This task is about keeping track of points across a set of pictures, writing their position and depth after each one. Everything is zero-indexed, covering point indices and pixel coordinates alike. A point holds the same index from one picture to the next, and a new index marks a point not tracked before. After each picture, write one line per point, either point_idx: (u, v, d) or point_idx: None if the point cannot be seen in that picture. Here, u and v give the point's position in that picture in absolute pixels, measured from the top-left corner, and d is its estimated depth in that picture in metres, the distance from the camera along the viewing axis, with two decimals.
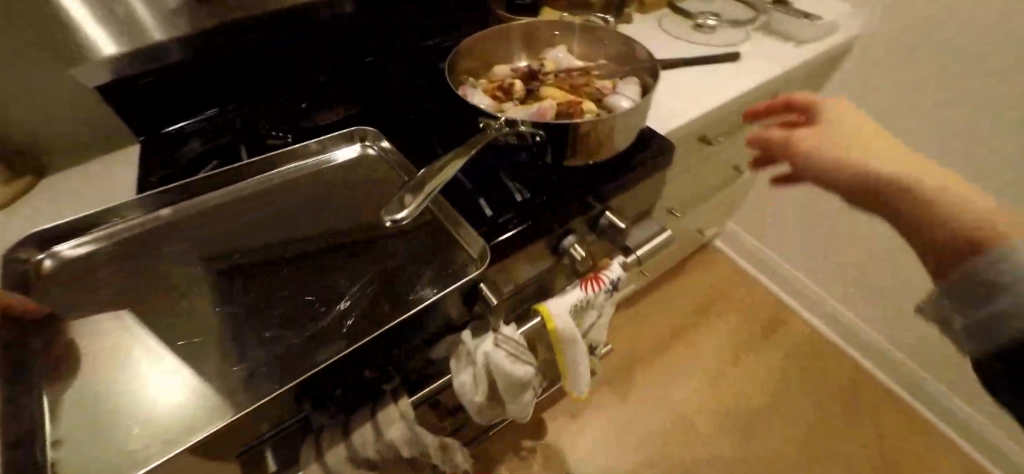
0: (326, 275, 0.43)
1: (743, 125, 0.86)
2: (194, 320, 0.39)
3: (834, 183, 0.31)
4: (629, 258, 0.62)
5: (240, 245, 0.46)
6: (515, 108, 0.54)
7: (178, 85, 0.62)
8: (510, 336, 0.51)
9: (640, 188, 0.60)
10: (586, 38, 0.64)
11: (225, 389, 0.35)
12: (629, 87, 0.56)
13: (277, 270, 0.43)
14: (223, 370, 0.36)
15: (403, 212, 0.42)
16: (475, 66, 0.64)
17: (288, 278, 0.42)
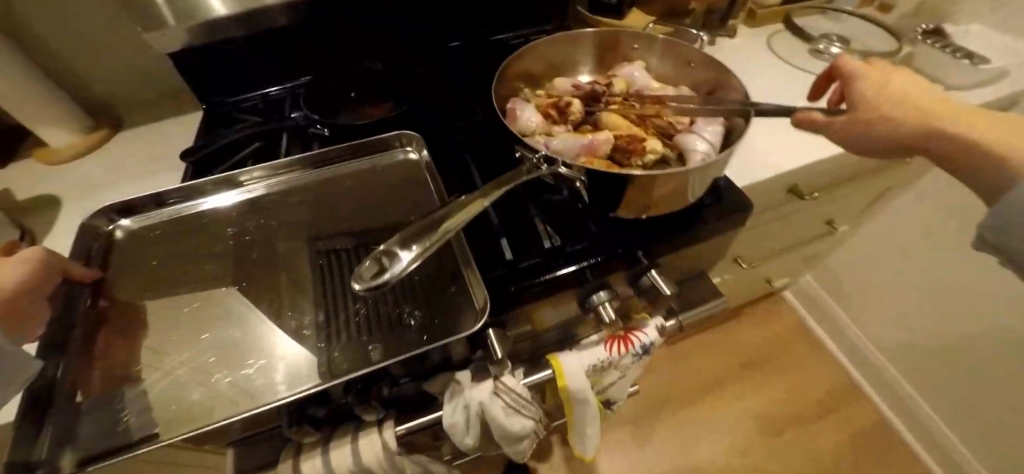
0: (333, 296, 0.41)
1: (848, 182, 0.70)
2: (205, 318, 0.39)
3: (936, 132, 0.37)
4: (668, 322, 0.53)
5: (273, 240, 0.46)
6: (566, 134, 0.47)
7: (238, 57, 0.61)
8: (511, 387, 0.46)
9: (696, 249, 0.50)
10: (671, 58, 0.55)
11: (212, 396, 0.34)
12: (710, 128, 0.47)
13: (289, 279, 0.42)
14: (219, 373, 0.36)
15: (406, 255, 0.31)
16: (537, 75, 0.57)
17: (295, 289, 0.41)
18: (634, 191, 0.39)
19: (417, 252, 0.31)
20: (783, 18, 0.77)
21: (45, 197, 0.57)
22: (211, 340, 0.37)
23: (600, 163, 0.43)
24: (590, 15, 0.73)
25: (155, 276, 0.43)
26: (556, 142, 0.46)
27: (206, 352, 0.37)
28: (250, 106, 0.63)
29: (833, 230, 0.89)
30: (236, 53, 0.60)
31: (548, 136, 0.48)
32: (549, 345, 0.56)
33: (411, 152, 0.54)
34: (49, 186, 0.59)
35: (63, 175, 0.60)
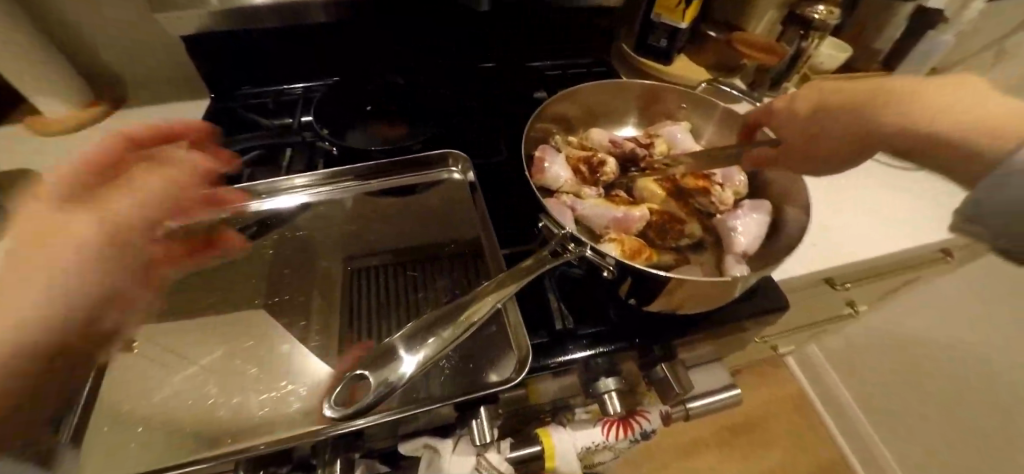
0: (356, 326, 0.38)
1: (880, 274, 0.66)
2: (222, 332, 0.37)
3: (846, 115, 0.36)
4: (674, 410, 0.48)
5: (300, 258, 0.44)
6: (596, 200, 0.42)
7: (260, 50, 0.57)
8: (494, 466, 0.41)
9: (714, 340, 0.47)
10: (720, 123, 0.51)
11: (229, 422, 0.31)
12: (755, 216, 0.42)
13: (308, 302, 0.40)
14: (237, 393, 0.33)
15: (416, 355, 0.29)
16: (574, 119, 0.53)
17: (312, 318, 0.38)
18: (666, 286, 0.35)
19: (423, 354, 0.29)
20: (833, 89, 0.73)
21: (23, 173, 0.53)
22: (229, 358, 0.35)
23: (630, 241, 0.38)
24: (635, 55, 0.68)
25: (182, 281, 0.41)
26: (584, 206, 0.42)
27: (229, 369, 0.34)
28: (263, 104, 0.59)
29: (853, 313, 0.84)
30: (259, 45, 0.56)
31: (576, 197, 0.43)
32: (541, 411, 0.51)
33: (456, 172, 0.52)
34: (31, 159, 0.54)
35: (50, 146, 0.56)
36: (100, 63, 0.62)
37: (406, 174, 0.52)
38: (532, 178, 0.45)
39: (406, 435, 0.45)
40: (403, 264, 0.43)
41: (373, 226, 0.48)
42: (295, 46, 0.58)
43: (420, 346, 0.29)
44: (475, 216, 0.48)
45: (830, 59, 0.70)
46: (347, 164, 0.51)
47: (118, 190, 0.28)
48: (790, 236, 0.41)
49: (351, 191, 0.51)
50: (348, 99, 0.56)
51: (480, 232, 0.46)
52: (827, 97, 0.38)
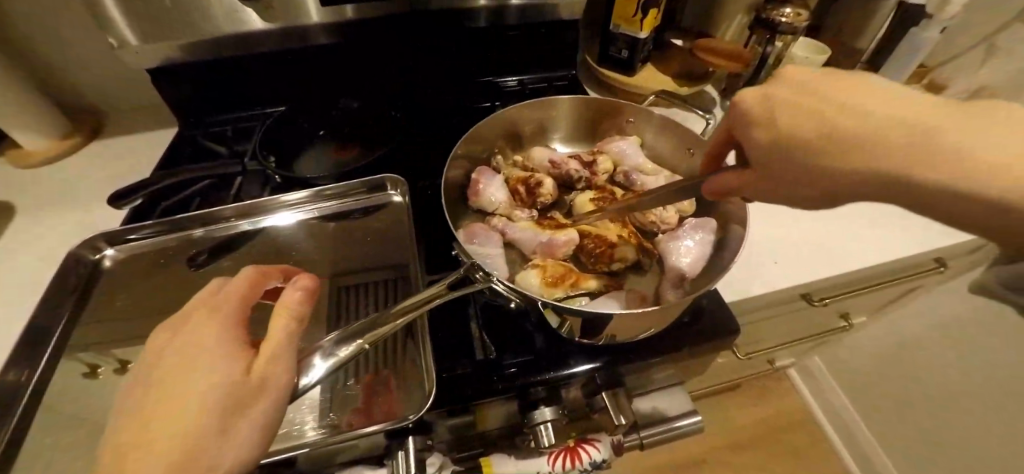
0: None
1: (868, 288, 0.62)
2: None
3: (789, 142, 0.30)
4: (625, 439, 0.46)
5: None
6: (526, 223, 0.41)
7: (224, 80, 0.58)
8: None
9: (664, 368, 0.44)
10: (669, 137, 0.49)
11: None
12: (697, 237, 0.40)
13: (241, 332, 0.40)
14: None
15: (331, 357, 0.28)
16: (522, 135, 0.52)
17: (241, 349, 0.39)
18: (604, 324, 0.34)
19: (331, 364, 0.27)
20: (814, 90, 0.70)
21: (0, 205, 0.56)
22: None
23: (554, 267, 0.37)
24: (598, 67, 0.67)
25: (125, 318, 0.44)
26: (514, 230, 0.41)
27: None
28: (225, 132, 0.61)
29: (848, 326, 0.79)
30: (220, 75, 0.58)
31: (508, 220, 0.43)
32: (490, 437, 0.50)
33: (397, 195, 0.53)
34: (9, 191, 0.58)
35: (28, 179, 0.59)
36: (82, 97, 0.66)
37: (354, 200, 0.53)
38: (469, 202, 0.44)
39: (347, 462, 0.45)
40: (340, 294, 0.44)
41: (316, 251, 0.49)
42: (253, 75, 0.59)
43: (330, 354, 0.28)
44: (412, 242, 0.48)
45: (806, 62, 0.67)
46: (294, 192, 0.52)
47: (287, 307, 0.27)
48: (728, 260, 0.39)
49: (300, 220, 0.52)
50: (300, 125, 0.57)
51: (417, 257, 0.46)
52: (786, 133, 0.29)
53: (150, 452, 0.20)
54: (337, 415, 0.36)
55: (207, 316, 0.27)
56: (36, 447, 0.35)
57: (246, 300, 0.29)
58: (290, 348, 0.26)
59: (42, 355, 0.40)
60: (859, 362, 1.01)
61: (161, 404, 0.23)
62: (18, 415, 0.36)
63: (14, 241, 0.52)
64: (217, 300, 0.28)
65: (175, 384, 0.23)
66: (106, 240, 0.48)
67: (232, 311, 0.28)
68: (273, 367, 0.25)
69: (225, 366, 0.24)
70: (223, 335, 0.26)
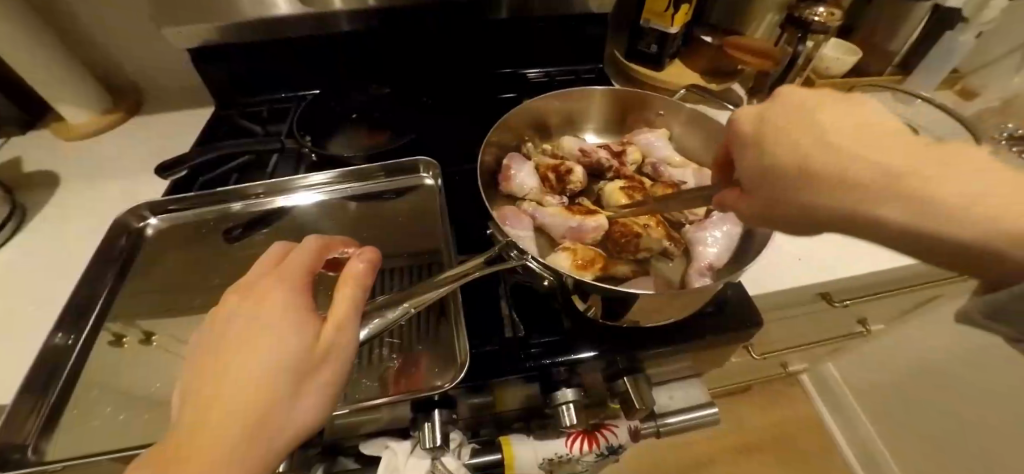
0: None
1: (891, 290, 0.61)
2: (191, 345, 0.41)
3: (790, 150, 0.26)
4: (643, 426, 0.46)
5: None
6: (557, 209, 0.42)
7: (263, 61, 0.60)
8: (450, 470, 0.41)
9: (685, 358, 0.45)
10: (699, 131, 0.49)
11: None
12: (725, 229, 0.41)
13: None
14: None
15: (374, 321, 0.29)
16: (550, 124, 0.53)
17: None
18: (633, 305, 0.34)
19: (369, 328, 0.29)
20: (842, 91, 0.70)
21: (46, 176, 0.58)
22: None
23: (583, 251, 0.38)
24: (626, 61, 0.67)
25: (164, 287, 0.46)
26: (543, 215, 0.42)
27: None
28: (259, 113, 0.62)
29: (865, 331, 0.78)
30: (256, 57, 0.60)
31: (538, 205, 0.43)
32: (510, 419, 0.51)
33: (427, 178, 0.55)
34: (51, 162, 0.60)
35: (72, 152, 0.62)
36: (123, 75, 0.68)
37: (386, 181, 0.55)
38: (500, 187, 0.45)
39: (371, 435, 0.46)
40: None
41: (349, 229, 0.50)
42: (288, 57, 0.61)
43: (374, 316, 0.29)
44: (441, 225, 0.49)
45: (837, 64, 0.67)
46: (329, 170, 0.54)
47: (353, 279, 0.28)
48: (754, 252, 0.40)
49: (332, 198, 0.54)
50: (334, 108, 0.59)
51: (447, 240, 0.47)
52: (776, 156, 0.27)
53: (226, 411, 0.21)
54: (371, 384, 0.37)
55: (278, 277, 0.28)
56: (81, 403, 0.37)
57: (311, 268, 0.29)
58: (354, 318, 0.27)
59: (85, 319, 0.42)
60: (873, 370, 1.00)
61: (230, 367, 0.23)
62: (66, 372, 0.39)
63: (60, 210, 0.55)
64: (288, 263, 0.29)
65: (244, 347, 0.24)
66: (152, 207, 0.50)
67: (298, 276, 0.28)
68: (340, 338, 0.26)
69: (293, 333, 0.25)
70: (288, 301, 0.26)
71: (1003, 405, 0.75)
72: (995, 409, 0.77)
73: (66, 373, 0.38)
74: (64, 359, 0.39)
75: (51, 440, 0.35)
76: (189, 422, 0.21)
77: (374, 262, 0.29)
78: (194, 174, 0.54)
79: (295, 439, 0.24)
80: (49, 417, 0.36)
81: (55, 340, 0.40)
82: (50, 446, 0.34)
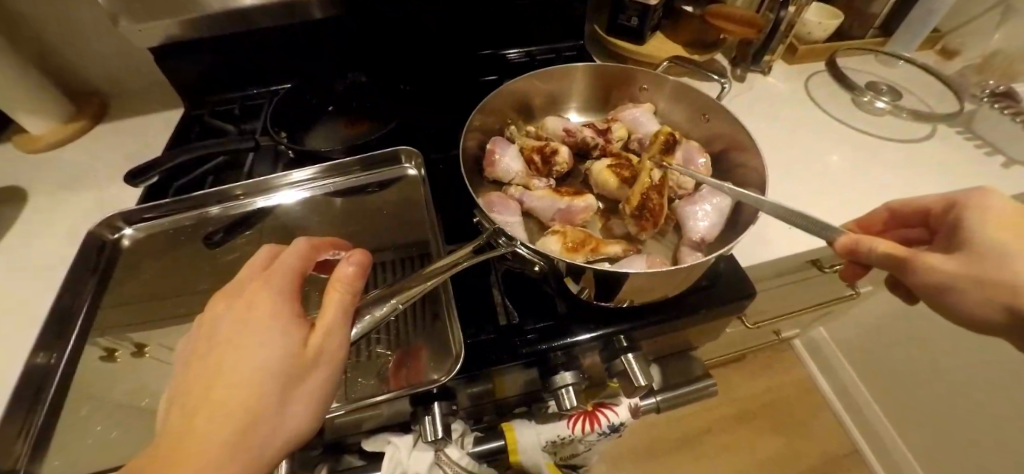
0: None
1: None
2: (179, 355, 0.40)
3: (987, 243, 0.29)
4: (643, 403, 0.47)
5: None
6: (544, 191, 0.41)
7: (230, 55, 0.57)
8: (453, 460, 0.41)
9: (680, 333, 0.45)
10: (685, 105, 0.49)
11: None
12: (713, 202, 0.41)
13: None
14: None
15: (360, 321, 0.28)
16: (533, 105, 0.51)
17: None
18: (625, 284, 0.34)
19: (356, 329, 0.28)
20: (825, 56, 0.69)
21: (12, 190, 0.56)
22: None
23: (574, 233, 0.38)
24: (607, 36, 0.66)
25: (145, 298, 0.44)
26: (531, 199, 0.41)
27: None
28: (231, 111, 0.60)
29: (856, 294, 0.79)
30: (223, 52, 0.57)
31: (525, 189, 0.43)
32: (511, 405, 0.51)
33: (410, 168, 0.53)
34: (17, 176, 0.58)
35: (37, 164, 0.59)
36: (84, 80, 0.65)
37: (368, 174, 0.54)
38: (484, 173, 0.44)
39: (372, 431, 0.46)
40: None
41: (333, 225, 0.49)
42: (256, 51, 0.58)
43: (361, 317, 0.28)
44: (428, 216, 0.48)
45: (819, 28, 0.66)
46: (308, 167, 0.52)
47: (342, 282, 0.27)
48: (744, 223, 0.40)
49: (313, 195, 0.52)
50: (308, 101, 0.57)
51: (435, 230, 0.46)
52: (997, 237, 0.29)
53: (210, 420, 0.21)
54: (368, 382, 0.37)
55: (265, 281, 0.27)
56: (71, 421, 0.36)
57: (300, 270, 0.28)
58: (344, 322, 0.26)
59: (66, 336, 0.41)
60: (863, 331, 1.02)
61: (214, 374, 0.22)
62: (52, 391, 0.37)
63: (29, 225, 0.52)
64: (276, 265, 0.28)
65: (230, 354, 0.23)
66: (126, 218, 0.49)
67: (287, 279, 0.27)
68: (329, 342, 0.25)
69: (281, 341, 0.24)
70: (277, 307, 0.25)
71: (991, 356, 0.78)
72: (984, 363, 0.79)
73: (52, 392, 0.37)
74: (48, 379, 0.38)
75: (41, 460, 0.34)
76: (173, 433, 0.20)
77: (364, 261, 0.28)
78: (168, 179, 0.52)
79: (283, 446, 0.23)
80: (37, 439, 0.35)
81: (36, 360, 0.38)
82: (41, 468, 0.33)
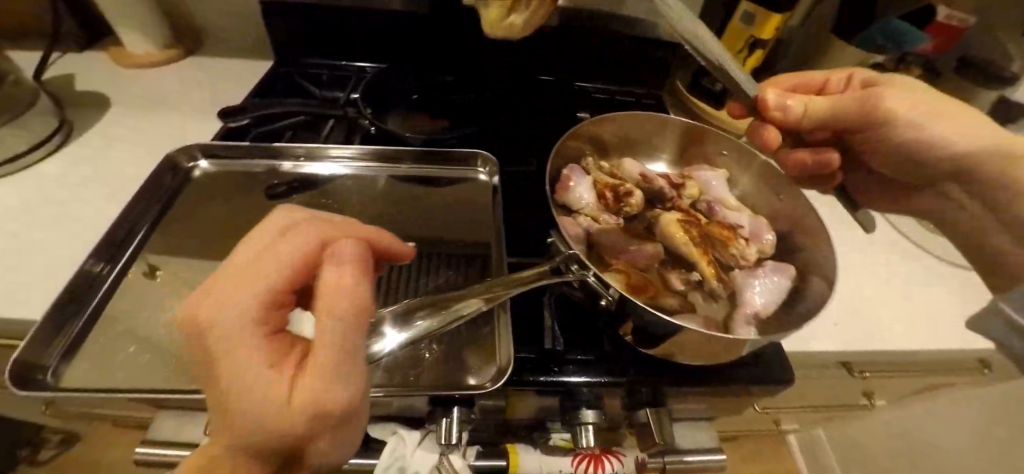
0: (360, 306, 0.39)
1: (912, 371, 0.61)
2: None
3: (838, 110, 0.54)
4: (651, 459, 0.46)
5: None
6: (613, 229, 0.42)
7: (335, 26, 0.60)
8: (455, 470, 0.40)
9: (708, 400, 0.44)
10: (761, 178, 0.49)
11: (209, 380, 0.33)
12: (775, 280, 0.41)
13: None
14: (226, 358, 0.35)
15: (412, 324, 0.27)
16: (610, 143, 0.53)
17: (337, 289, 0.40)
18: (678, 338, 0.34)
19: (407, 335, 0.26)
20: None
21: (99, 98, 0.58)
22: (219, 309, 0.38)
23: (636, 275, 0.38)
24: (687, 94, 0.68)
25: (199, 232, 0.45)
26: (599, 233, 0.42)
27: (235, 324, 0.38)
28: (318, 77, 0.62)
29: (869, 405, 0.78)
30: (329, 20, 0.60)
31: (593, 220, 0.43)
32: (517, 428, 0.50)
33: (483, 173, 0.54)
34: (105, 86, 0.60)
35: (128, 80, 0.62)
36: None
37: (437, 167, 0.54)
38: (555, 194, 0.45)
39: (377, 418, 0.46)
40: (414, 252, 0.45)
41: (393, 207, 0.50)
42: (358, 27, 0.61)
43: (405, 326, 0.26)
44: (488, 222, 0.49)
45: None
46: (382, 148, 0.54)
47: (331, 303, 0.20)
48: (801, 309, 0.40)
49: (380, 174, 0.53)
50: (395, 86, 0.59)
51: (494, 237, 0.47)
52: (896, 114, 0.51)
53: None
54: (412, 374, 0.37)
55: (233, 298, 0.20)
56: (108, 331, 0.36)
57: (278, 276, 0.22)
58: (335, 355, 0.19)
59: (120, 249, 0.42)
60: (864, 445, 0.99)
61: (206, 421, 0.19)
62: (99, 297, 0.38)
63: (107, 135, 0.55)
64: (249, 273, 0.21)
65: (213, 400, 0.19)
66: (204, 151, 0.51)
67: (257, 295, 0.21)
68: (319, 383, 0.19)
69: (266, 382, 0.19)
70: (257, 331, 0.20)
71: None
72: None
73: (98, 298, 0.38)
74: (98, 284, 0.39)
75: (72, 362, 0.34)
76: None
77: (357, 261, 0.23)
78: (251, 125, 0.54)
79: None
80: (73, 340, 0.35)
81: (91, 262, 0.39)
82: (70, 371, 0.34)
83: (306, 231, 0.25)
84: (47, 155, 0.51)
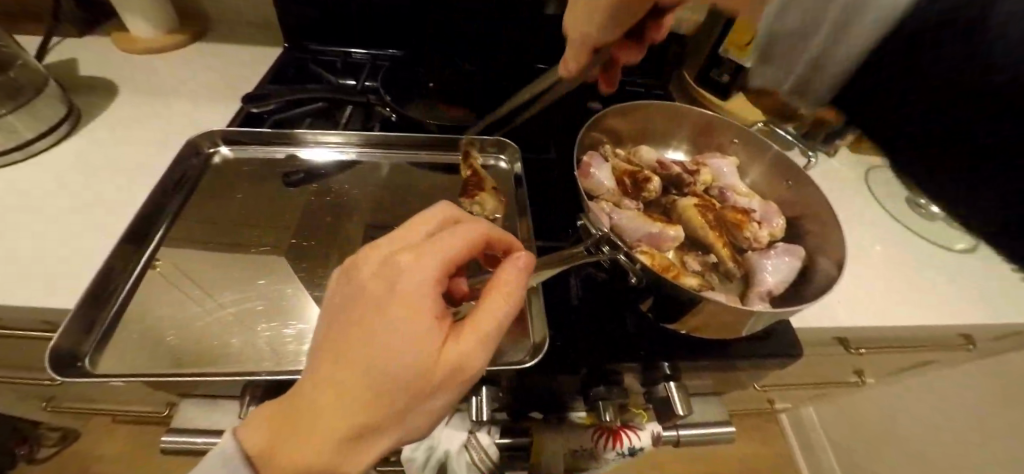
0: None
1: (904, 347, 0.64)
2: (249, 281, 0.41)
3: None
4: (665, 432, 0.48)
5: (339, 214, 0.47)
6: (634, 213, 0.44)
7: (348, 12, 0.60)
8: (483, 446, 0.42)
9: (720, 375, 0.47)
10: (770, 165, 0.51)
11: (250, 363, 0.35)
12: (787, 260, 0.42)
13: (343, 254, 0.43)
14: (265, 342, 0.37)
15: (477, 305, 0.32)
16: (625, 131, 0.54)
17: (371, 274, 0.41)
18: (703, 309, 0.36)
19: None
20: None
21: (108, 85, 0.58)
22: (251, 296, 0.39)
23: (659, 256, 0.40)
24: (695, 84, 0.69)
25: (221, 220, 0.46)
26: (620, 217, 0.43)
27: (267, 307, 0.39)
28: (331, 64, 0.62)
29: (860, 382, 0.82)
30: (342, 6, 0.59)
31: (614, 205, 0.45)
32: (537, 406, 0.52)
33: (501, 160, 0.55)
34: (113, 72, 0.59)
35: (135, 66, 0.61)
36: None
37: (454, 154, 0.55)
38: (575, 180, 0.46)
39: None
40: None
41: (412, 194, 0.51)
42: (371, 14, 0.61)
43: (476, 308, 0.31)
44: (508, 208, 0.50)
45: None
46: (399, 135, 0.54)
47: (505, 292, 0.26)
48: (808, 287, 0.42)
49: (398, 161, 0.53)
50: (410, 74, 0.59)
51: (515, 223, 0.48)
52: None
53: (352, 398, 0.22)
54: None
55: (421, 262, 0.25)
56: (142, 317, 0.37)
57: (458, 252, 0.26)
58: (488, 335, 0.25)
59: (146, 237, 0.43)
60: (853, 421, 1.04)
61: (355, 345, 0.23)
62: (130, 283, 0.39)
63: (118, 122, 0.54)
64: (438, 245, 0.26)
65: (373, 331, 0.23)
66: (223, 139, 0.51)
67: (439, 266, 0.25)
68: (468, 353, 0.24)
69: (429, 336, 0.23)
70: (433, 291, 0.25)
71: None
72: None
73: (129, 285, 0.39)
74: (128, 272, 0.40)
75: (110, 346, 0.35)
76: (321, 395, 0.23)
77: (526, 271, 0.27)
78: (268, 112, 0.54)
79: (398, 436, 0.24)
80: (108, 326, 0.36)
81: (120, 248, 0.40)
82: (108, 355, 0.35)
83: (477, 223, 0.29)
84: (54, 142, 0.50)
